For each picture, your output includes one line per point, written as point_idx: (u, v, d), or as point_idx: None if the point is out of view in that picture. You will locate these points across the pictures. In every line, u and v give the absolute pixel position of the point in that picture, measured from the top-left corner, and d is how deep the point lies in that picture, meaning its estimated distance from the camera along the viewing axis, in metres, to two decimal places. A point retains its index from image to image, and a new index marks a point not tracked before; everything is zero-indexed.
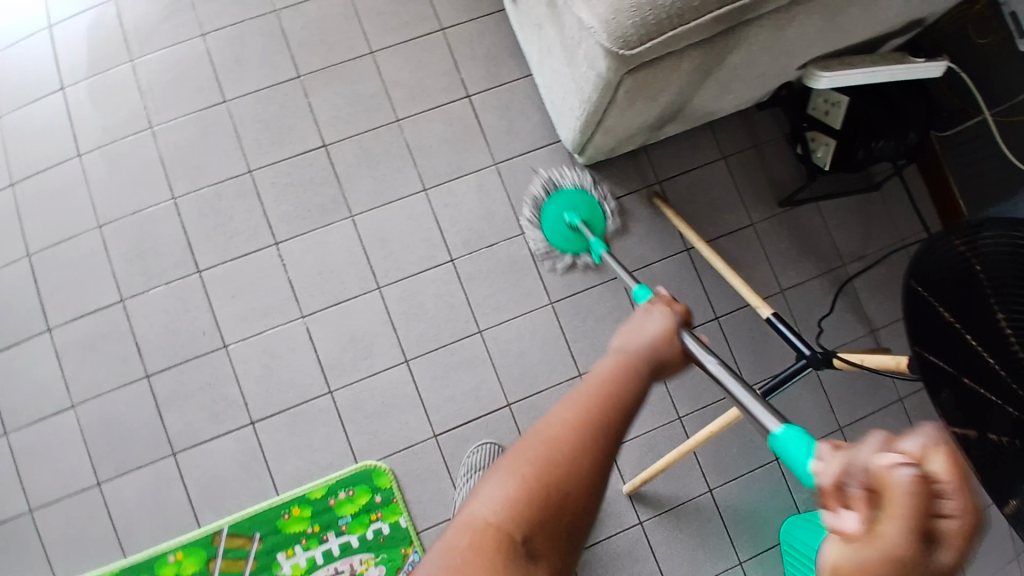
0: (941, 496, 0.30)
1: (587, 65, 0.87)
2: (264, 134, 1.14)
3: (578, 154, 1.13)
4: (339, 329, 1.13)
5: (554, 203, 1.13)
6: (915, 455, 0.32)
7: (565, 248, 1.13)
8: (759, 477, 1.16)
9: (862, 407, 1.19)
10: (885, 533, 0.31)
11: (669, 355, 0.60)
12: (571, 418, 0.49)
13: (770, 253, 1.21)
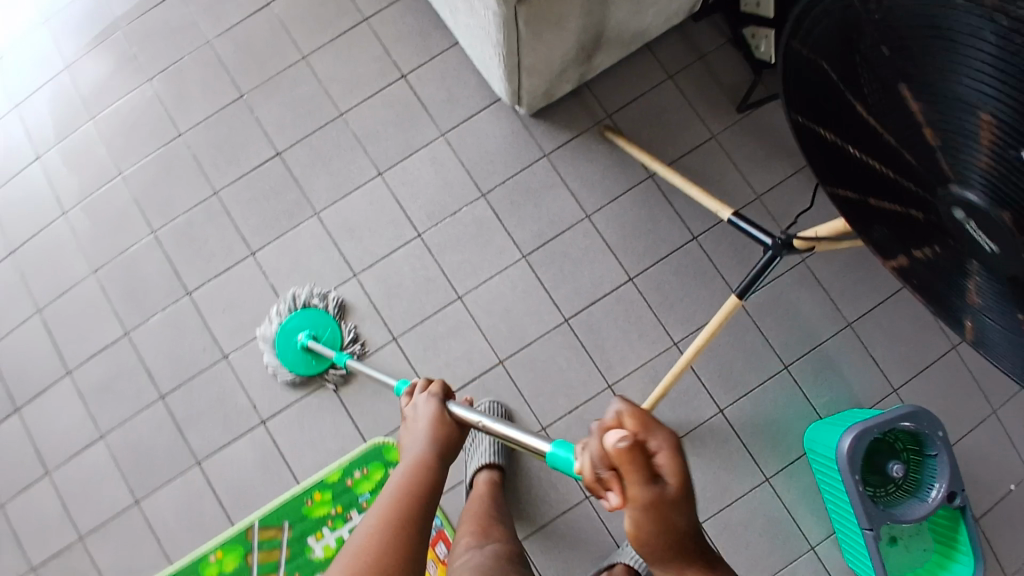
0: (643, 443, 0.49)
1: (484, 7, 0.87)
2: (222, 157, 1.20)
3: (518, 105, 1.13)
4: (325, 321, 1.18)
5: (279, 342, 1.14)
6: (619, 425, 0.50)
7: (293, 372, 1.14)
8: (770, 389, 1.12)
9: (869, 297, 1.13)
10: (632, 480, 0.49)
11: (446, 430, 0.77)
12: (376, 532, 0.63)
13: (738, 160, 1.17)
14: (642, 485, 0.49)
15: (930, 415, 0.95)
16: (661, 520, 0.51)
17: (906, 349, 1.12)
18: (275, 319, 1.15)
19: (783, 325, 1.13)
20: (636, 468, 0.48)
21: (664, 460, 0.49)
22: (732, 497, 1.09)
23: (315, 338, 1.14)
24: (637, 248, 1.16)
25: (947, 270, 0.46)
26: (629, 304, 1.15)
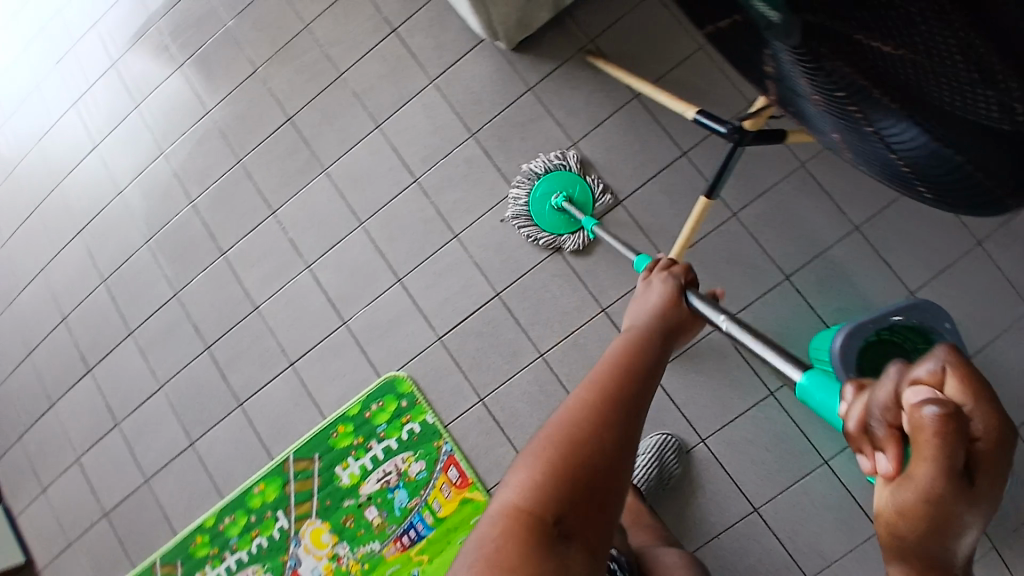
0: (964, 413, 0.36)
1: None
2: (244, 127, 1.33)
3: (498, 42, 1.17)
4: (337, 267, 1.26)
5: (536, 195, 1.15)
6: (932, 381, 0.37)
7: (546, 228, 1.15)
8: (771, 301, 1.06)
9: (880, 197, 1.05)
10: (929, 474, 0.36)
11: (672, 315, 0.72)
12: (592, 392, 0.52)
13: (727, 70, 1.14)
14: (953, 479, 0.36)
15: (933, 305, 0.90)
16: (939, 533, 0.39)
17: (926, 249, 1.03)
18: (528, 179, 1.16)
19: (784, 235, 1.07)
20: (951, 454, 0.35)
21: (980, 454, 0.36)
22: (735, 413, 1.04)
23: (568, 198, 1.14)
24: (626, 170, 1.16)
25: (790, 78, 0.48)
26: (620, 227, 1.15)
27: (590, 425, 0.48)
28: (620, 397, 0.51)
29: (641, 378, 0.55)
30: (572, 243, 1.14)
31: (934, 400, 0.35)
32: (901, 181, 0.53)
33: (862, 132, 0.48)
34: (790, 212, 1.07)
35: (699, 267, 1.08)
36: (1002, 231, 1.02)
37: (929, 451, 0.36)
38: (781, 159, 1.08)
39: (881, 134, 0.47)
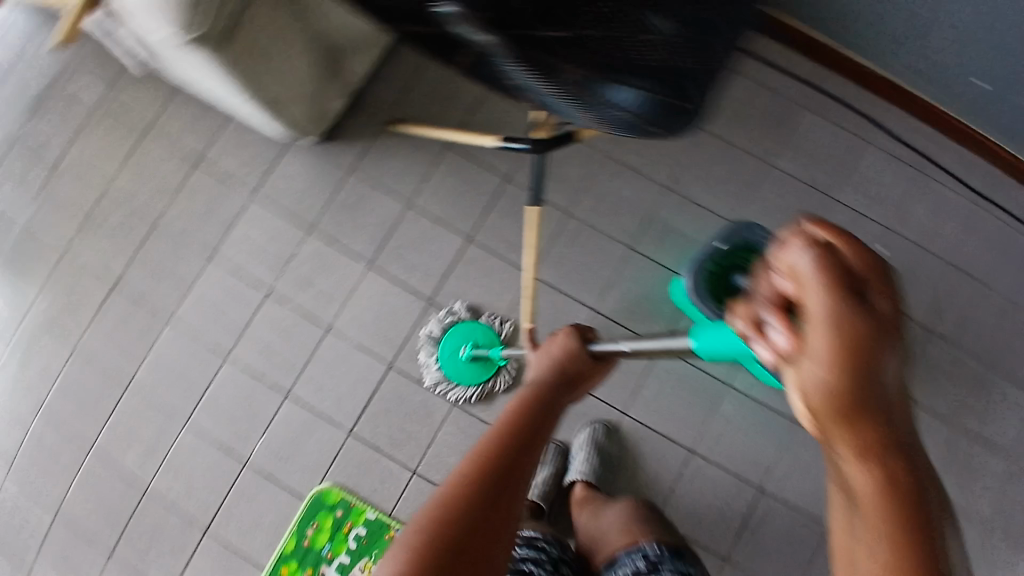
0: (834, 249, 0.37)
1: (202, 66, 0.93)
2: (74, 308, 1.23)
3: (303, 139, 1.19)
4: (221, 409, 1.19)
5: (449, 360, 1.16)
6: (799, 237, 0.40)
7: (468, 382, 1.16)
8: (627, 272, 1.20)
9: (674, 154, 1.23)
10: (824, 297, 0.36)
11: (576, 366, 0.74)
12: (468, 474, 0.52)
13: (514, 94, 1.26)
14: (853, 322, 0.36)
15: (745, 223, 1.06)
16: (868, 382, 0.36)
17: (724, 183, 1.23)
18: (431, 343, 1.17)
19: (614, 212, 1.21)
20: (837, 290, 0.36)
21: (864, 277, 0.37)
22: (638, 378, 1.11)
23: (475, 346, 1.15)
24: (462, 210, 1.20)
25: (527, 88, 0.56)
26: (477, 261, 1.19)
27: (466, 500, 0.49)
28: (498, 466, 0.52)
29: (530, 442, 0.57)
30: (501, 383, 1.16)
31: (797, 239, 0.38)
32: (640, 131, 0.61)
33: (595, 106, 0.56)
34: (611, 192, 1.21)
35: (559, 266, 1.20)
36: (771, 148, 1.24)
37: (816, 290, 0.37)
38: (587, 153, 1.22)
39: (611, 102, 0.56)
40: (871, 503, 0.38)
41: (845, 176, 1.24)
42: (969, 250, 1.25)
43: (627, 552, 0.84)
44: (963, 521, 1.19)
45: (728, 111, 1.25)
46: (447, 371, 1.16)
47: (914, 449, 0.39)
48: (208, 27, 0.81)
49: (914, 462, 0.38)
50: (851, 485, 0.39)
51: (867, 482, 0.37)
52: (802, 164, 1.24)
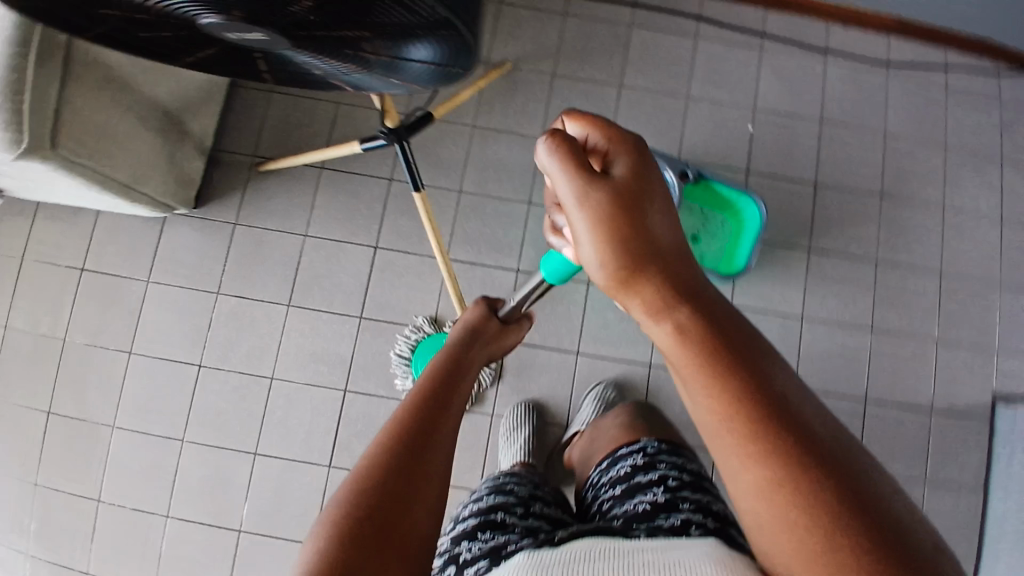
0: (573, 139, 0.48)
1: (48, 172, 0.93)
2: (15, 450, 1.20)
3: (179, 209, 1.19)
4: (196, 492, 1.17)
5: None
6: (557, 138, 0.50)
7: None
8: (535, 224, 1.24)
9: (539, 104, 1.28)
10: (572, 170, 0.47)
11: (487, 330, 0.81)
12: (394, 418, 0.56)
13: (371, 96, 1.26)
14: (595, 195, 0.46)
15: None
16: (633, 225, 0.45)
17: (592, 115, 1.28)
18: (403, 367, 1.17)
19: (503, 177, 1.25)
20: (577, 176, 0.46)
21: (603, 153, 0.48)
22: None
23: None
24: (359, 221, 1.21)
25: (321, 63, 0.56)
26: (391, 264, 1.20)
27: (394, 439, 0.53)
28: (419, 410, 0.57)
29: (449, 387, 0.62)
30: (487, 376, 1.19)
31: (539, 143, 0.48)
32: (449, 77, 0.61)
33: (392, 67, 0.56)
34: (494, 157, 1.25)
35: (471, 241, 1.23)
36: (623, 71, 1.31)
37: (562, 180, 0.47)
38: (459, 130, 1.26)
39: (403, 56, 0.56)
40: (678, 355, 0.43)
41: (696, 73, 1.32)
42: (832, 99, 1.32)
43: (629, 448, 0.88)
44: (908, 339, 1.28)
45: (574, 48, 1.30)
46: None
47: (709, 300, 0.44)
48: (36, 135, 0.82)
49: (712, 310, 0.43)
50: (662, 348, 0.44)
51: (669, 337, 0.43)
52: (656, 76, 1.31)
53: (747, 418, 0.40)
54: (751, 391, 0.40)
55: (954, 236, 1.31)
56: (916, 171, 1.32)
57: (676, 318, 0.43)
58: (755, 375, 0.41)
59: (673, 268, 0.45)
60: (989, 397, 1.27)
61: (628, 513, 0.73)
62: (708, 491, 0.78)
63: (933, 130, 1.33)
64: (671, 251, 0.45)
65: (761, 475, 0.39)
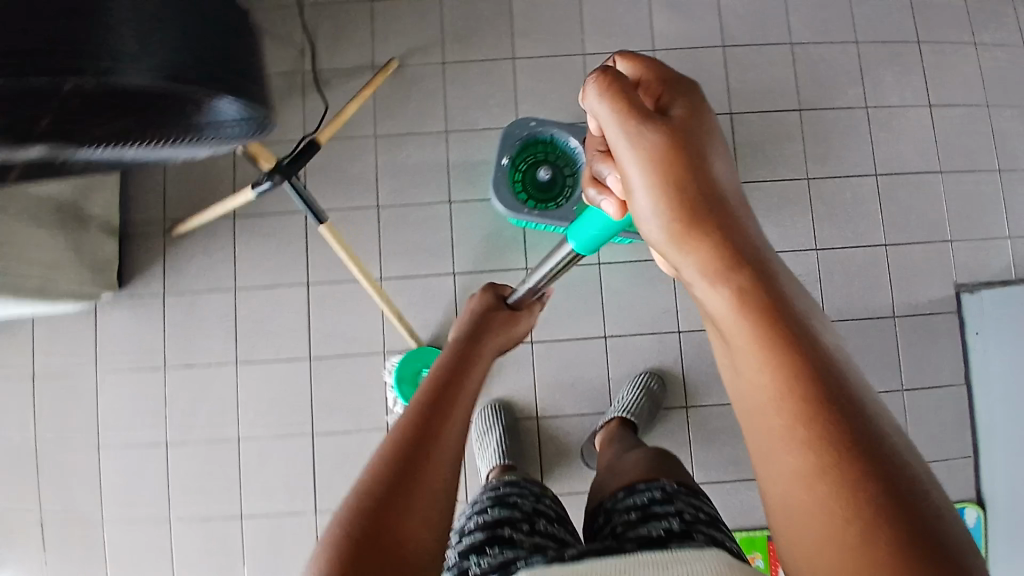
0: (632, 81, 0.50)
1: None
2: (14, 565, 1.20)
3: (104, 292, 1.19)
4: (195, 566, 1.17)
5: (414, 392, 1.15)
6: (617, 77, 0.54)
7: None
8: (461, 222, 1.21)
9: (433, 99, 1.25)
10: (633, 106, 0.48)
11: (494, 322, 0.93)
12: (411, 411, 0.67)
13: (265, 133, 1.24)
14: (650, 137, 0.47)
15: (516, 123, 1.11)
16: (689, 171, 0.47)
17: (491, 97, 1.25)
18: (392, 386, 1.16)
19: (418, 181, 1.22)
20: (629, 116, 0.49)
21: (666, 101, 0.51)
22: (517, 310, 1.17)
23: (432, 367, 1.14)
24: (285, 262, 1.20)
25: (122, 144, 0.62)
26: (327, 296, 1.19)
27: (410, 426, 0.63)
28: (429, 403, 0.67)
29: (451, 383, 0.73)
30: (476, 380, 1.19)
31: (586, 88, 0.51)
32: None
33: None
34: (403, 163, 1.22)
35: (400, 253, 1.20)
36: (512, 44, 1.27)
37: (616, 116, 0.49)
38: (361, 144, 1.22)
39: None
40: (733, 319, 0.42)
41: (586, 28, 1.28)
42: (726, 22, 1.29)
43: (646, 482, 0.88)
44: (855, 244, 1.26)
45: (456, 34, 1.27)
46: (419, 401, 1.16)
47: (768, 264, 0.44)
48: None
49: (774, 275, 0.43)
50: (715, 311, 0.44)
51: (722, 301, 0.43)
52: (546, 40, 1.27)
53: (808, 396, 0.38)
54: (816, 366, 0.39)
55: (881, 133, 1.29)
56: (830, 77, 1.30)
57: (731, 277, 0.43)
58: (821, 351, 0.40)
59: (728, 224, 0.45)
60: (952, 290, 1.26)
61: (643, 538, 0.76)
62: (721, 533, 0.79)
63: (838, 31, 1.31)
64: (725, 207, 0.46)
65: (799, 461, 0.38)
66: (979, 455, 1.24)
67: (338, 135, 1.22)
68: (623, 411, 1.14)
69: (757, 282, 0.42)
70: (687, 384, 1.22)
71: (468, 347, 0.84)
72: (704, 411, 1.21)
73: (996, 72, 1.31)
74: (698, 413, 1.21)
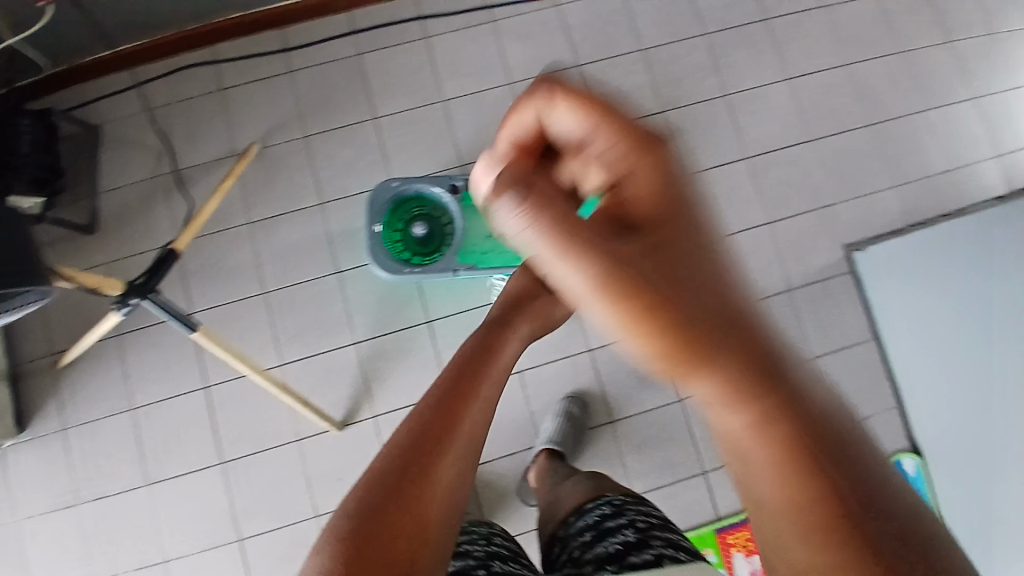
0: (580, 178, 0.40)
1: None
2: None
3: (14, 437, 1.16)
4: None
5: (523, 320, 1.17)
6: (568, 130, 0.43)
7: None
8: (352, 291, 1.19)
9: (300, 174, 1.23)
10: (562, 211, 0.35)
11: (555, 283, 0.71)
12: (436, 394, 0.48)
13: (137, 243, 1.21)
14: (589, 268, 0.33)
15: (377, 188, 1.15)
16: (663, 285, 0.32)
17: (360, 160, 1.24)
18: None
19: (300, 260, 1.20)
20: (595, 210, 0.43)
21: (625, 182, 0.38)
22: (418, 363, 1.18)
23: None
24: (180, 369, 1.17)
25: None
26: (230, 396, 1.17)
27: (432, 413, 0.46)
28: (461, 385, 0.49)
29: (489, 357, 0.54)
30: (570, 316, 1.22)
31: (495, 200, 0.35)
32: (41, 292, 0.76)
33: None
34: (282, 244, 1.20)
35: (296, 336, 1.17)
36: (369, 104, 1.26)
37: (530, 237, 0.35)
38: (236, 235, 1.20)
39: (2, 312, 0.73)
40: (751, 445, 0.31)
41: (440, 73, 1.27)
42: (576, 39, 1.29)
43: (593, 502, 0.81)
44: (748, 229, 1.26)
45: (312, 105, 1.25)
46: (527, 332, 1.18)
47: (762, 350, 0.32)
48: None
49: (800, 379, 0.32)
50: (729, 437, 0.32)
51: (739, 432, 0.31)
52: (403, 93, 1.26)
53: (815, 519, 0.30)
54: (847, 477, 0.30)
55: (746, 115, 1.29)
56: (685, 71, 1.29)
57: (740, 401, 0.31)
58: (873, 479, 0.31)
59: (749, 338, 0.31)
60: (842, 252, 1.27)
61: (600, 556, 0.69)
62: (674, 534, 0.76)
63: (684, 23, 1.30)
64: (739, 325, 0.32)
65: None
66: (902, 406, 1.21)
67: (211, 230, 1.20)
68: (548, 443, 1.13)
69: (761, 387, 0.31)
70: (607, 400, 1.22)
71: (523, 302, 0.64)
72: (630, 423, 1.21)
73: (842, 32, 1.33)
74: (625, 426, 1.21)
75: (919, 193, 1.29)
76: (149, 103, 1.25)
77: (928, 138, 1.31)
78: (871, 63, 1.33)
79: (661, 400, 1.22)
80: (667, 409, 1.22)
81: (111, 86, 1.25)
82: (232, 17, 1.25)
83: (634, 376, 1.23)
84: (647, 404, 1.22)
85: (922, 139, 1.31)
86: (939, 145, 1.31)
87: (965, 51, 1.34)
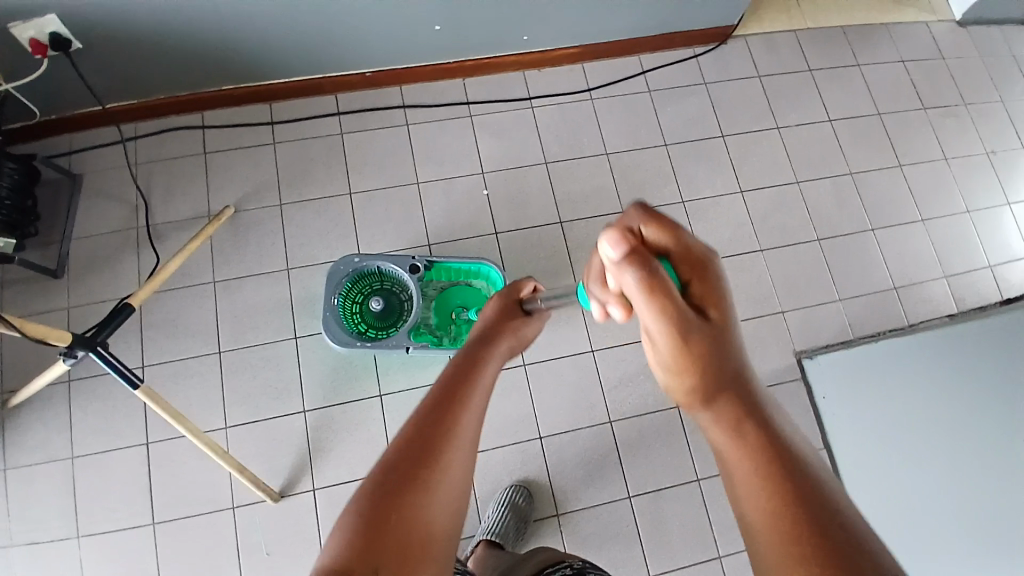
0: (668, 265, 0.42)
1: None
2: None
3: None
4: None
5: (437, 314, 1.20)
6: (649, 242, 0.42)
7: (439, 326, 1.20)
8: (307, 357, 1.20)
9: (270, 237, 1.26)
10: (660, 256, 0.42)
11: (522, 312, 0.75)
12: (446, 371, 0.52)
13: (101, 290, 1.22)
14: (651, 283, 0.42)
15: (341, 259, 1.17)
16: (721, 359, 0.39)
17: (332, 231, 1.28)
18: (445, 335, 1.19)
19: (260, 323, 1.21)
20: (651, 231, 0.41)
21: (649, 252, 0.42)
22: (364, 433, 1.17)
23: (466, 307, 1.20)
24: (128, 419, 1.18)
25: None
26: (172, 457, 1.16)
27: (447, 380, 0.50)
28: (473, 362, 0.54)
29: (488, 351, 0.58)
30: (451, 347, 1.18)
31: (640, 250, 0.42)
32: None
33: None
34: (243, 304, 1.22)
35: (246, 397, 1.17)
36: (347, 179, 1.31)
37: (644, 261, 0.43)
38: (199, 292, 1.22)
39: None
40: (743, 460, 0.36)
41: (417, 157, 1.34)
42: (548, 139, 1.37)
43: (550, 566, 0.75)
44: None
45: (291, 174, 1.31)
46: (439, 330, 1.19)
47: (755, 387, 0.39)
48: None
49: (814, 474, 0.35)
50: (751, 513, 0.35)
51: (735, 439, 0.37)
52: (381, 171, 1.32)
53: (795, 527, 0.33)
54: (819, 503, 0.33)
55: (704, 221, 1.33)
56: (649, 175, 1.36)
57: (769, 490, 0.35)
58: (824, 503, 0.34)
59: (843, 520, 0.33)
60: (791, 357, 1.27)
61: None
62: None
63: (651, 131, 1.39)
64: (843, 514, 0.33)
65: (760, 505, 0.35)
66: None
67: (175, 285, 1.22)
68: (487, 534, 1.09)
69: (755, 428, 0.36)
70: (554, 492, 1.19)
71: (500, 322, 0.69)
72: (575, 519, 1.18)
73: (805, 147, 1.40)
74: (569, 522, 1.17)
75: (874, 309, 1.30)
76: (133, 157, 1.30)
77: (889, 252, 1.35)
78: (832, 179, 1.39)
79: (611, 498, 1.19)
80: (615, 503, 1.19)
81: (99, 138, 1.30)
82: (223, 89, 1.31)
83: (584, 467, 1.20)
84: (593, 497, 1.19)
85: (883, 254, 1.34)
86: (900, 261, 1.34)
87: (924, 173, 1.41)
